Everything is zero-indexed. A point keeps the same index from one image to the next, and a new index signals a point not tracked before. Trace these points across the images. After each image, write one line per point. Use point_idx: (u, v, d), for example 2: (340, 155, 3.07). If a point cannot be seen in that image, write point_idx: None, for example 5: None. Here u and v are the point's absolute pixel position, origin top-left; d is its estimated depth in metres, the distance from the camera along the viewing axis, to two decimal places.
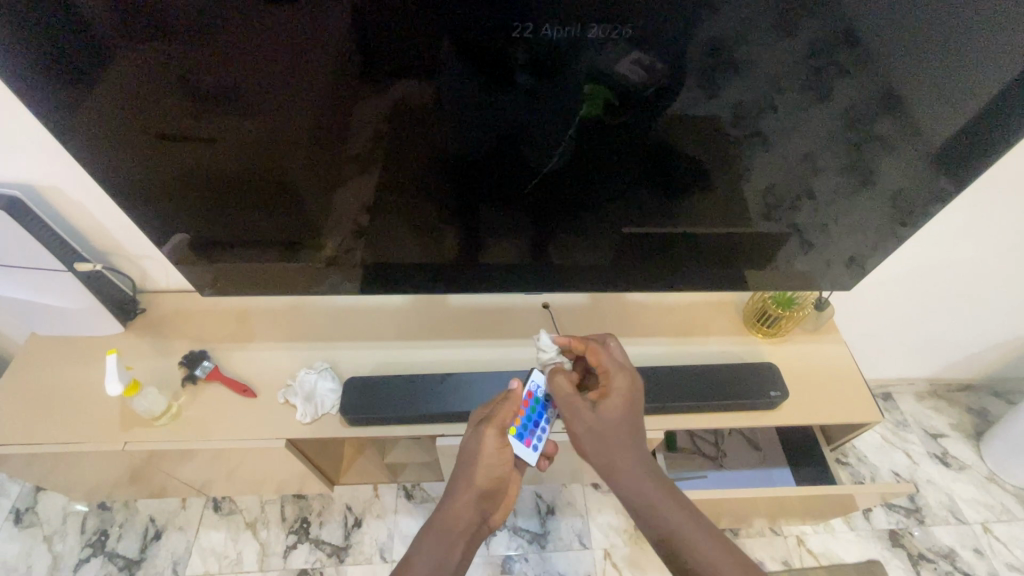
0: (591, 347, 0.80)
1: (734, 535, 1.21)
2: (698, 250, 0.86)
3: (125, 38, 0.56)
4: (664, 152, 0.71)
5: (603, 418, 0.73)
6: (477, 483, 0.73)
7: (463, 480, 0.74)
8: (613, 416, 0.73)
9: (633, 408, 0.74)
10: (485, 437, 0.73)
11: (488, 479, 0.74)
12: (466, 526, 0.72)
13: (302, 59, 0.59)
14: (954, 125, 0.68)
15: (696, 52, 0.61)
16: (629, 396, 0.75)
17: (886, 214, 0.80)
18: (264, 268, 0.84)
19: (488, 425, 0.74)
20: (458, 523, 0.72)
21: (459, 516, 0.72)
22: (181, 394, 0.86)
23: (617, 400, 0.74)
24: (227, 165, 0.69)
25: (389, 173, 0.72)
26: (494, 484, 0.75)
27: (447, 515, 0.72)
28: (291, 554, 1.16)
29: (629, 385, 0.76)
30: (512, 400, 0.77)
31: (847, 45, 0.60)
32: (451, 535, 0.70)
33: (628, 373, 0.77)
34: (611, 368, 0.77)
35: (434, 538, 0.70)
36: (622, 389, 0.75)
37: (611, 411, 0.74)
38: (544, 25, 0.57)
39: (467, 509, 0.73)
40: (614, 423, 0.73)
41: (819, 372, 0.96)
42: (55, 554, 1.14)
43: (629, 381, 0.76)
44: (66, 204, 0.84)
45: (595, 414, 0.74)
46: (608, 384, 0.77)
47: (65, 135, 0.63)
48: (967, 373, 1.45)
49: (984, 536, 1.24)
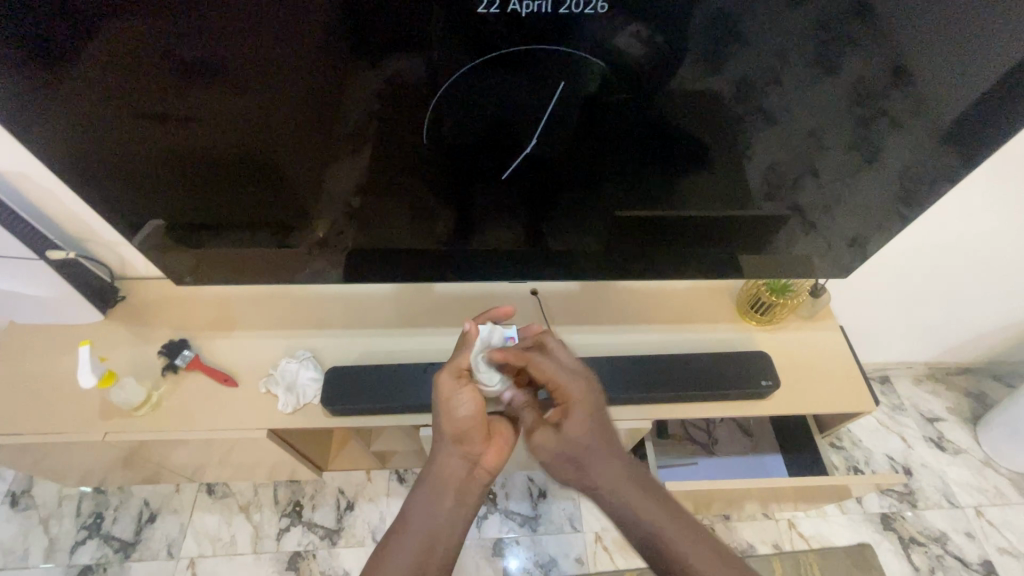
0: (533, 364, 0.73)
1: (726, 519, 1.22)
2: (691, 235, 0.83)
3: (96, 12, 0.52)
4: (661, 131, 0.68)
5: (573, 436, 0.72)
6: (445, 431, 0.72)
7: (437, 430, 0.73)
8: (579, 433, 0.72)
9: (598, 412, 0.74)
10: (439, 382, 0.72)
11: (455, 425, 0.71)
12: (452, 476, 0.72)
13: (275, 35, 0.56)
14: (967, 103, 0.65)
15: (697, 25, 0.57)
16: (593, 400, 0.73)
17: (889, 196, 0.77)
18: (250, 253, 0.82)
19: (443, 370, 0.72)
20: (445, 474, 0.72)
21: (443, 465, 0.72)
22: (161, 384, 0.85)
23: (583, 412, 0.72)
24: (212, 145, 0.66)
25: (379, 153, 0.69)
26: (465, 427, 0.71)
27: (434, 467, 0.73)
28: (284, 537, 1.17)
29: (585, 390, 0.73)
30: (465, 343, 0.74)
31: (856, 16, 0.57)
32: (441, 487, 0.72)
33: (582, 375, 0.74)
34: (562, 380, 0.73)
35: (425, 490, 0.72)
36: (580, 399, 0.73)
37: (579, 427, 0.72)
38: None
39: (450, 458, 0.72)
40: (581, 440, 0.72)
41: (814, 359, 0.95)
42: (51, 536, 1.16)
43: (583, 384, 0.74)
44: (35, 190, 0.82)
45: (563, 435, 0.72)
46: (565, 397, 0.74)
47: (34, 117, 0.60)
48: (968, 356, 1.43)
49: (976, 519, 1.24)
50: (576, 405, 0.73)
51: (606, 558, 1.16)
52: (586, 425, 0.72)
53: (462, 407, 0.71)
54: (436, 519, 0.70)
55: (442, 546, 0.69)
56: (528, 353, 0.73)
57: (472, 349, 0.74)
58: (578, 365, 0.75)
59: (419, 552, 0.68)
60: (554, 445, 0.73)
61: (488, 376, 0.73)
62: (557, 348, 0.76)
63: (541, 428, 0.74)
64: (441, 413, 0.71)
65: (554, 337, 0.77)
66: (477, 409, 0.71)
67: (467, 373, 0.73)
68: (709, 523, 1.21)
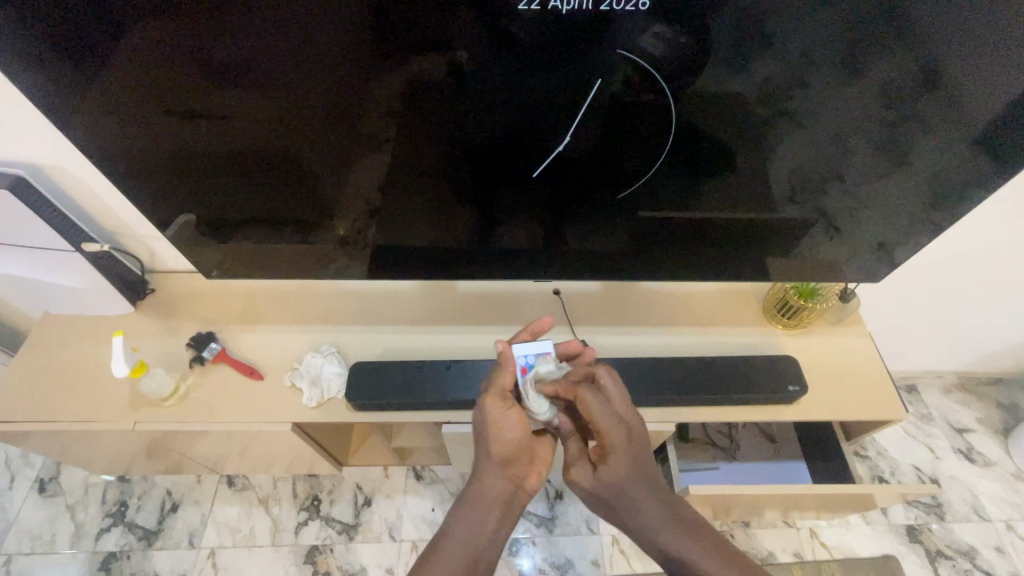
0: (580, 400, 0.70)
1: (746, 525, 1.20)
2: (717, 237, 0.82)
3: (132, 14, 0.54)
4: (687, 132, 0.67)
5: (609, 482, 0.72)
6: (492, 453, 0.71)
7: (481, 452, 0.73)
8: (615, 481, 0.72)
9: (636, 457, 0.72)
10: (486, 408, 0.70)
11: (502, 448, 0.71)
12: (498, 495, 0.72)
13: (306, 34, 0.56)
14: (1005, 106, 0.63)
15: (724, 26, 0.56)
16: (628, 449, 0.71)
17: (922, 198, 0.75)
18: (275, 249, 0.83)
19: (488, 394, 0.71)
20: (489, 492, 0.72)
21: (490, 487, 0.72)
22: (189, 374, 0.87)
23: (618, 460, 0.71)
24: (239, 144, 0.67)
25: (403, 153, 0.69)
26: (513, 448, 0.72)
27: (478, 487, 0.72)
28: (303, 530, 1.18)
29: (627, 438, 0.71)
30: (505, 365, 0.73)
31: (889, 16, 0.55)
32: (484, 506, 0.71)
33: (626, 423, 0.71)
34: (607, 426, 0.70)
35: (469, 510, 0.71)
36: (618, 448, 0.71)
37: (614, 476, 0.72)
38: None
39: (495, 479, 0.72)
40: (616, 484, 0.72)
41: (840, 365, 0.93)
42: (77, 522, 1.18)
43: (624, 433, 0.71)
44: (70, 184, 0.84)
45: (598, 478, 0.73)
46: (605, 442, 0.71)
47: (71, 115, 0.62)
48: (999, 367, 1.39)
49: (1006, 534, 1.21)
50: (615, 449, 0.71)
51: (623, 562, 1.15)
52: (622, 469, 0.71)
53: (508, 430, 0.71)
54: (479, 536, 0.70)
55: (484, 562, 0.70)
56: (574, 387, 0.71)
57: (515, 370, 0.73)
58: (628, 408, 0.72)
59: (460, 568, 0.68)
60: (589, 484, 0.74)
61: (537, 404, 0.71)
62: (609, 388, 0.72)
63: (578, 466, 0.75)
64: (488, 437, 0.71)
65: (609, 374, 0.72)
66: (524, 432, 0.72)
67: (510, 394, 0.72)
68: (728, 530, 1.19)
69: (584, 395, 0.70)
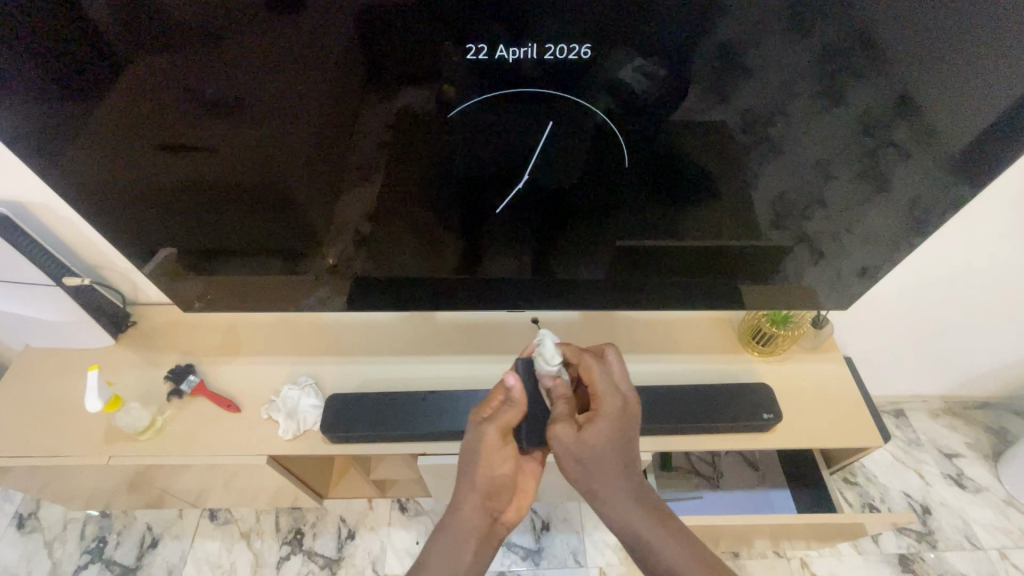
0: (587, 366, 0.71)
1: (735, 556, 1.18)
2: (692, 265, 0.84)
3: (131, 51, 0.56)
4: (666, 160, 0.69)
5: (591, 442, 0.65)
6: (479, 485, 0.68)
7: (466, 481, 0.69)
8: (599, 443, 0.65)
9: (625, 439, 0.67)
10: (484, 437, 0.68)
11: (490, 480, 0.69)
12: (475, 527, 0.68)
13: (298, 71, 0.58)
14: (976, 133, 0.64)
15: (705, 58, 0.58)
16: (621, 427, 0.67)
17: (900, 223, 0.77)
18: (262, 279, 0.84)
19: (488, 424, 0.69)
20: (466, 524, 0.68)
21: (467, 516, 0.68)
22: (166, 408, 0.87)
23: (607, 424, 0.66)
24: (230, 175, 0.68)
25: (391, 182, 0.71)
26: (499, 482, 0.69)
27: (458, 515, 0.68)
28: (284, 565, 1.16)
29: (621, 409, 0.68)
30: (517, 405, 0.70)
31: (862, 49, 0.58)
32: (459, 535, 0.67)
33: (621, 393, 0.69)
34: (604, 390, 0.69)
35: (444, 540, 0.68)
36: (612, 415, 0.67)
37: (598, 437, 0.65)
38: (499, 45, 0.57)
39: (474, 510, 0.68)
40: (600, 449, 0.65)
41: (820, 390, 0.93)
42: (54, 560, 1.16)
43: (620, 403, 0.68)
44: (54, 219, 0.86)
45: (582, 437, 0.65)
46: (599, 405, 0.68)
47: (63, 152, 0.63)
48: (985, 391, 1.39)
49: (1000, 563, 1.19)
50: (607, 414, 0.67)
51: None
52: (609, 435, 0.66)
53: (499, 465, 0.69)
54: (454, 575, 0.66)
55: None
56: (584, 354, 0.72)
57: (520, 410, 0.70)
58: (626, 384, 0.71)
59: None
60: (574, 445, 0.65)
61: (550, 350, 0.70)
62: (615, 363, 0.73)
63: (563, 421, 0.66)
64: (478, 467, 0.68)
65: (616, 351, 0.74)
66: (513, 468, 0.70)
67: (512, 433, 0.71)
68: None
69: (591, 363, 0.71)
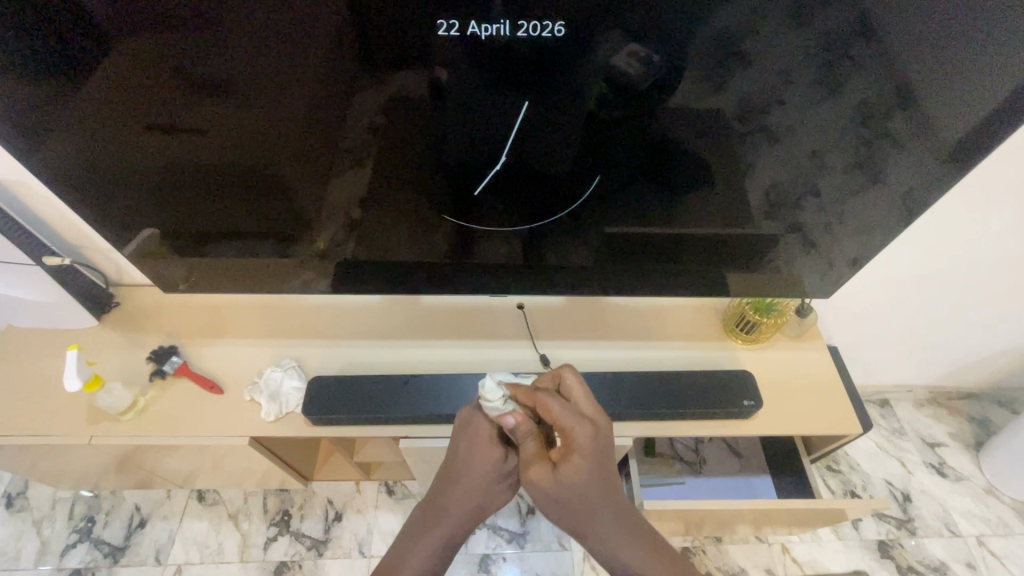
0: (543, 403, 0.69)
1: (717, 541, 1.20)
2: (678, 252, 0.84)
3: (114, 29, 0.55)
4: (656, 146, 0.68)
5: (570, 482, 0.67)
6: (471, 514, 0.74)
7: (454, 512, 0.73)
8: (575, 478, 0.67)
9: (602, 465, 0.69)
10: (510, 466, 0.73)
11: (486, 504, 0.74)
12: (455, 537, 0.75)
13: (286, 51, 0.57)
14: (972, 126, 0.64)
15: (700, 44, 0.58)
16: (595, 453, 0.68)
17: (889, 214, 0.76)
18: (251, 262, 0.84)
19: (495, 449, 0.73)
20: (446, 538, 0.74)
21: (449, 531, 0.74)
22: (149, 389, 0.87)
23: (583, 463, 0.67)
24: (217, 157, 0.67)
25: (382, 166, 0.70)
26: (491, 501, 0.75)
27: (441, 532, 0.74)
28: (271, 546, 1.17)
29: (592, 437, 0.68)
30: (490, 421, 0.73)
31: (860, 37, 0.57)
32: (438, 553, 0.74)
33: (592, 420, 0.69)
34: (571, 424, 0.68)
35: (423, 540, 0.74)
36: (587, 450, 0.67)
37: (578, 475, 0.67)
38: (472, 21, 0.55)
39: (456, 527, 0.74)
40: (580, 488, 0.67)
41: (805, 379, 0.94)
42: (43, 539, 1.17)
43: (591, 431, 0.68)
44: (34, 198, 0.85)
45: (559, 478, 0.67)
46: (571, 441, 0.68)
47: (44, 131, 0.62)
48: (970, 382, 1.40)
49: (977, 550, 1.21)
50: (582, 450, 0.67)
51: None
52: (588, 471, 0.67)
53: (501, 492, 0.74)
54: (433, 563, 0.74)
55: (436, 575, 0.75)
56: (537, 393, 0.70)
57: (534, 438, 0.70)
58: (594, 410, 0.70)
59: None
60: (551, 488, 0.67)
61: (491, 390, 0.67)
62: (573, 387, 0.72)
63: (536, 465, 0.68)
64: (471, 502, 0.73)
65: (572, 374, 0.72)
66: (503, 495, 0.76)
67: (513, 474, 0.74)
68: (699, 545, 1.19)
69: (546, 399, 0.69)
